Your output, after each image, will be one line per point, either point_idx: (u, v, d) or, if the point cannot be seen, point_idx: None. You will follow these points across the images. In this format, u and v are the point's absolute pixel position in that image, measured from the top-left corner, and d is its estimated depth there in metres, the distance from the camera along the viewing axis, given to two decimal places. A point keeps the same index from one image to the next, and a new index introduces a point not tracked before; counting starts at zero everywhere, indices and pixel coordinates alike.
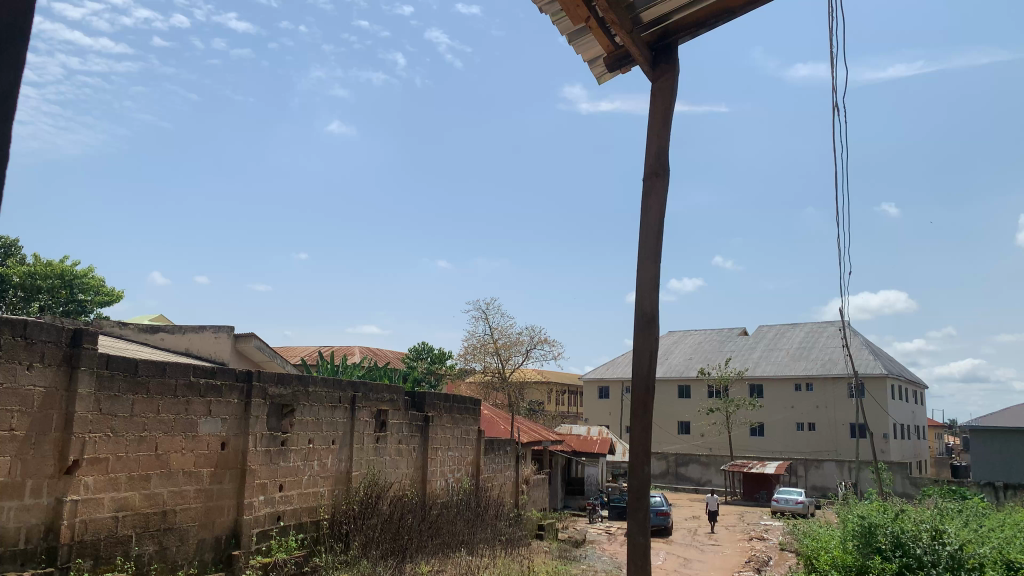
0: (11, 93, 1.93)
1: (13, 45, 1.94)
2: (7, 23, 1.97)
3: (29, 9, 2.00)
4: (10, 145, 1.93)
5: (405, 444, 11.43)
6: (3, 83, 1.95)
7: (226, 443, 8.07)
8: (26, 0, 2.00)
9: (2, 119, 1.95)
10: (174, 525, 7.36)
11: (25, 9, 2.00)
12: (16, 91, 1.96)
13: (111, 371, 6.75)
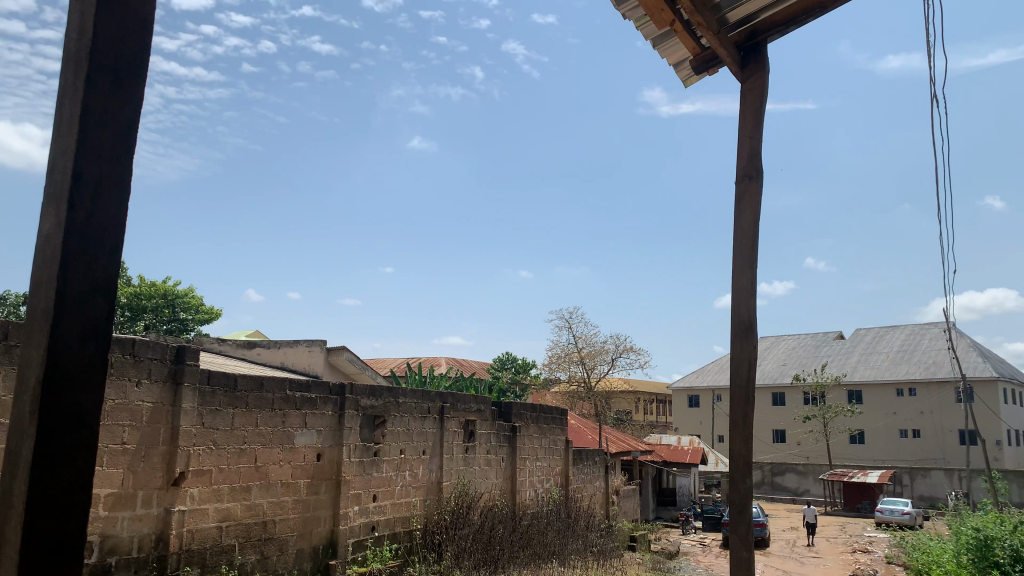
0: (129, 129, 1.92)
1: (132, 80, 1.92)
2: (130, 59, 1.95)
3: (146, 45, 1.98)
4: (128, 182, 1.91)
5: (494, 454, 11.47)
6: (124, 119, 1.93)
7: (321, 455, 8.27)
8: (145, 36, 1.98)
9: (124, 154, 1.93)
10: (274, 535, 7.59)
11: (144, 45, 1.98)
12: (135, 128, 1.95)
13: (213, 386, 7.02)
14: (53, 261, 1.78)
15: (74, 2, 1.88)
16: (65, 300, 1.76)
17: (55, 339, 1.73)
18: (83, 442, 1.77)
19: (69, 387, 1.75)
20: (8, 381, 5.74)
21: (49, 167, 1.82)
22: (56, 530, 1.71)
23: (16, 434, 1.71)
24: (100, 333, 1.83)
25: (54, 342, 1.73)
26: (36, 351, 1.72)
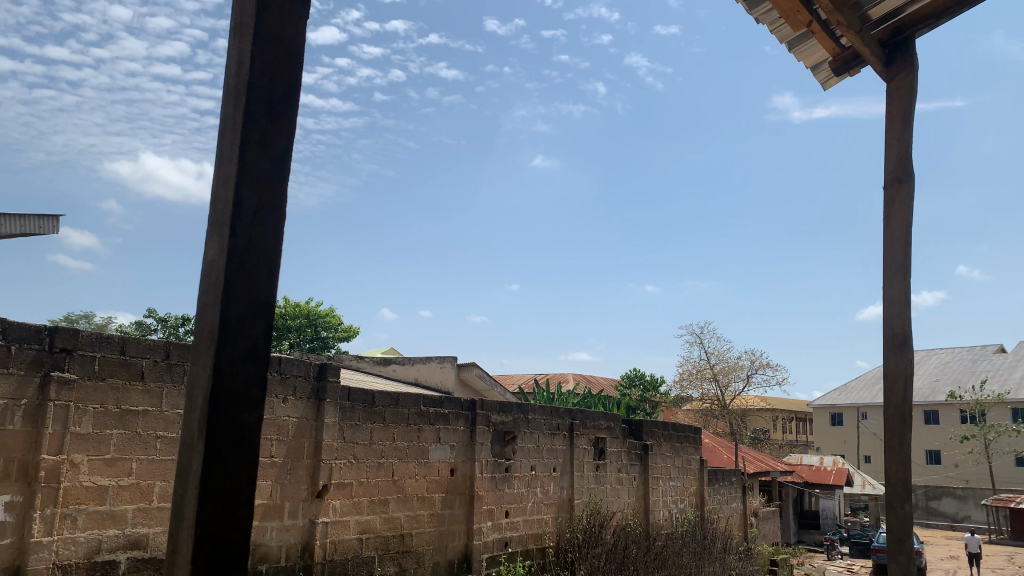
0: (283, 161, 2.02)
1: (286, 112, 2.02)
2: (283, 93, 2.05)
3: (297, 82, 2.09)
4: (282, 211, 2.01)
5: (625, 472, 11.32)
6: (277, 151, 2.04)
7: (455, 470, 8.42)
8: (297, 74, 2.10)
9: (280, 185, 2.03)
10: (411, 547, 7.78)
11: (295, 83, 2.09)
12: (288, 160, 2.05)
13: (353, 402, 7.29)
14: (216, 284, 1.90)
15: (232, 41, 2.01)
16: (227, 322, 1.87)
17: (220, 359, 1.84)
18: (245, 456, 1.87)
19: (232, 404, 1.85)
20: (172, 398, 6.20)
21: (213, 196, 1.95)
22: (222, 539, 1.81)
23: (187, 447, 1.83)
24: (260, 353, 1.93)
25: (218, 362, 1.84)
26: (202, 371, 1.84)
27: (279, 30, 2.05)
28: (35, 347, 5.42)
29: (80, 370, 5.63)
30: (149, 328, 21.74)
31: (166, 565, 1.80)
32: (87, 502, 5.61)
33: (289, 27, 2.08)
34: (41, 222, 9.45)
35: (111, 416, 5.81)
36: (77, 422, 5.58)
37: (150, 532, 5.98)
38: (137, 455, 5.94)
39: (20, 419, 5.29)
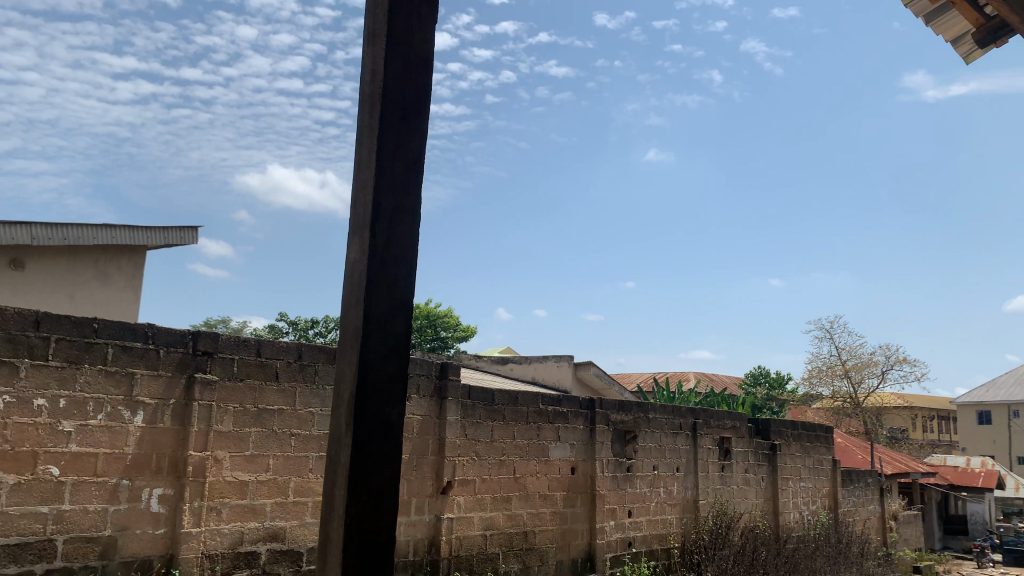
0: (418, 163, 2.06)
1: (419, 116, 2.06)
2: (416, 96, 2.09)
3: (428, 86, 2.13)
4: (417, 212, 2.05)
5: (752, 473, 10.97)
6: (412, 154, 2.08)
7: (576, 468, 8.41)
8: (427, 77, 2.13)
9: (415, 187, 2.08)
10: (535, 545, 7.83)
11: (427, 86, 2.13)
12: (422, 162, 2.09)
13: (474, 401, 7.40)
14: (358, 283, 1.96)
15: (366, 49, 2.07)
16: (369, 321, 1.92)
17: (364, 357, 1.90)
18: (390, 451, 1.92)
19: (376, 400, 1.91)
20: (304, 398, 6.48)
21: (354, 201, 2.02)
22: (369, 532, 1.86)
23: (336, 441, 1.90)
24: (402, 350, 1.97)
25: (361, 359, 1.89)
26: (348, 368, 1.90)
27: (410, 35, 2.09)
28: (180, 350, 5.79)
29: (221, 371, 5.96)
30: (281, 331, 22.84)
31: (320, 556, 1.87)
32: (230, 496, 5.94)
33: (419, 31, 2.12)
34: (182, 234, 10.11)
35: (250, 415, 6.12)
36: (219, 421, 5.92)
37: (288, 526, 6.27)
38: (274, 451, 6.25)
39: (169, 417, 5.67)
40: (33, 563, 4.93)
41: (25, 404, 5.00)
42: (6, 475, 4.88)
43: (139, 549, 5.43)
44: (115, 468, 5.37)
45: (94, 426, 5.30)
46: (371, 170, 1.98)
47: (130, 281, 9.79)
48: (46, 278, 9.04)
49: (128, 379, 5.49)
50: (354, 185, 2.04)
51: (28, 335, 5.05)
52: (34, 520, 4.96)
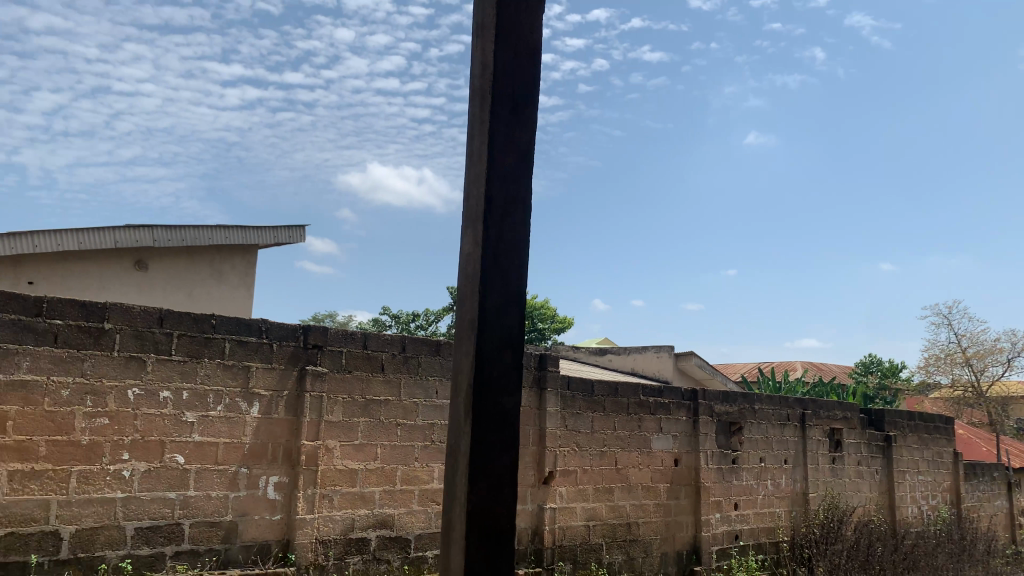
0: (528, 153, 2.09)
1: (528, 106, 2.09)
2: (524, 87, 2.12)
3: (536, 77, 2.16)
4: (527, 202, 2.09)
5: (866, 465, 10.55)
6: (521, 145, 2.11)
7: (678, 460, 8.30)
8: (534, 67, 2.16)
9: (524, 177, 2.11)
10: (639, 536, 7.78)
11: (534, 76, 2.15)
12: (531, 152, 2.12)
13: (573, 392, 7.40)
14: (471, 276, 2.01)
15: (476, 43, 2.11)
16: (484, 311, 1.97)
17: (480, 348, 1.95)
18: (507, 441, 1.96)
19: (492, 391, 1.96)
20: (408, 389, 6.64)
21: (466, 194, 2.07)
22: (490, 520, 1.91)
23: (455, 431, 1.96)
24: (516, 340, 2.01)
25: (477, 350, 1.95)
26: (465, 359, 1.96)
27: (517, 26, 2.12)
28: (292, 344, 6.03)
29: (329, 363, 6.18)
30: (385, 324, 23.49)
31: (442, 542, 1.94)
32: (341, 484, 6.15)
33: (526, 21, 2.14)
34: (290, 233, 10.53)
35: (358, 406, 6.32)
36: (329, 411, 6.14)
37: (396, 513, 6.46)
38: (381, 441, 6.43)
39: (282, 408, 5.92)
40: (163, 545, 5.26)
41: (152, 396, 5.32)
42: (137, 462, 5.21)
43: (258, 534, 5.71)
44: (234, 456, 5.66)
45: (215, 417, 5.59)
46: (482, 163, 2.01)
47: (244, 279, 10.27)
48: (168, 278, 9.59)
49: (244, 372, 5.76)
50: (466, 177, 2.09)
51: (153, 331, 5.37)
52: (163, 505, 5.29)
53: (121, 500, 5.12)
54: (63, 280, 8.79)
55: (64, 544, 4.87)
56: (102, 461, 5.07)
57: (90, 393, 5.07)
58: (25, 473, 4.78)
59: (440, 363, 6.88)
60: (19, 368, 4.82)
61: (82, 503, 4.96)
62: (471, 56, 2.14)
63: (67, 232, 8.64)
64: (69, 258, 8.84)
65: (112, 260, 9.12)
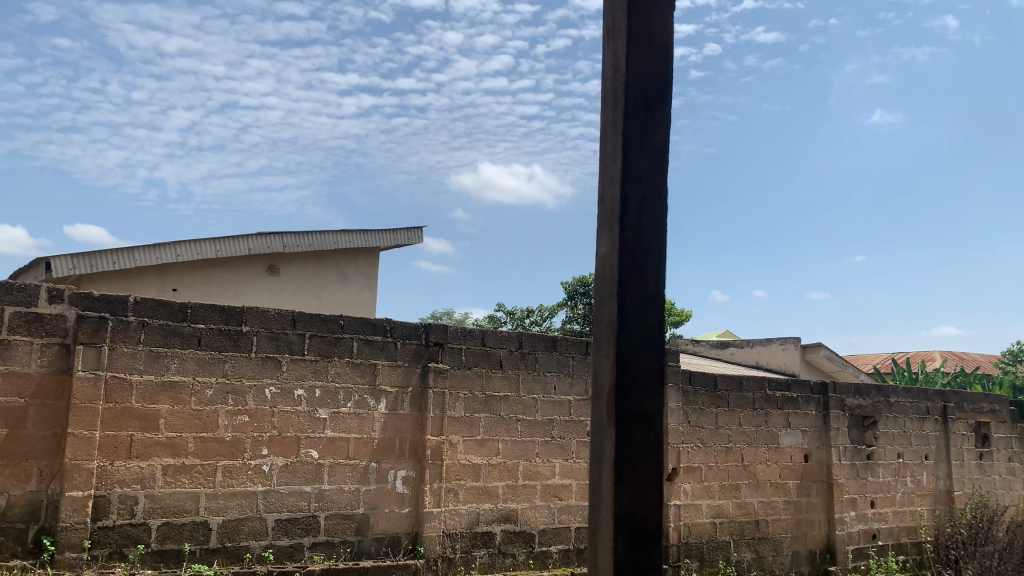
0: (663, 151, 2.38)
1: (661, 106, 2.37)
2: (658, 88, 2.41)
3: (670, 75, 2.43)
4: (662, 196, 2.37)
5: (1017, 462, 9.83)
6: (657, 144, 2.40)
7: (809, 456, 8.00)
8: (667, 68, 2.43)
9: (661, 172, 2.39)
10: (768, 535, 7.56)
11: (667, 75, 2.43)
12: (666, 149, 2.41)
13: (695, 387, 7.25)
14: (611, 277, 2.34)
15: (608, 45, 2.42)
16: (624, 314, 2.29)
17: (621, 350, 2.28)
18: (651, 440, 2.28)
19: (634, 391, 2.28)
20: (527, 384, 6.70)
21: (604, 195, 2.39)
22: (636, 519, 2.25)
23: (601, 433, 2.32)
24: (655, 341, 2.32)
25: (619, 353, 2.27)
26: (608, 361, 2.30)
27: (648, 30, 2.41)
28: (415, 342, 6.20)
29: (451, 360, 6.32)
30: (501, 320, 23.71)
31: (594, 536, 2.31)
32: (465, 479, 6.28)
33: (656, 26, 2.43)
34: (408, 234, 10.84)
35: (479, 401, 6.43)
36: (452, 407, 6.28)
37: (519, 508, 6.54)
38: (503, 436, 6.52)
39: (408, 405, 6.10)
40: (301, 536, 5.53)
41: (288, 394, 5.60)
42: (276, 457, 5.50)
43: (389, 526, 5.92)
44: (364, 451, 5.88)
45: (345, 414, 5.83)
46: (617, 166, 2.33)
47: (367, 280, 10.64)
48: (296, 281, 10.07)
49: (371, 369, 5.97)
50: (603, 178, 2.41)
51: (287, 333, 5.63)
52: (300, 498, 5.56)
53: (263, 493, 5.42)
54: (203, 286, 9.39)
55: (213, 533, 5.20)
56: (244, 456, 5.39)
57: (232, 392, 5.39)
58: (177, 467, 5.14)
59: (558, 358, 6.91)
60: (169, 369, 5.17)
61: (228, 495, 5.29)
62: (604, 57, 2.45)
63: (205, 241, 9.22)
64: (207, 265, 9.44)
65: (245, 266, 9.67)
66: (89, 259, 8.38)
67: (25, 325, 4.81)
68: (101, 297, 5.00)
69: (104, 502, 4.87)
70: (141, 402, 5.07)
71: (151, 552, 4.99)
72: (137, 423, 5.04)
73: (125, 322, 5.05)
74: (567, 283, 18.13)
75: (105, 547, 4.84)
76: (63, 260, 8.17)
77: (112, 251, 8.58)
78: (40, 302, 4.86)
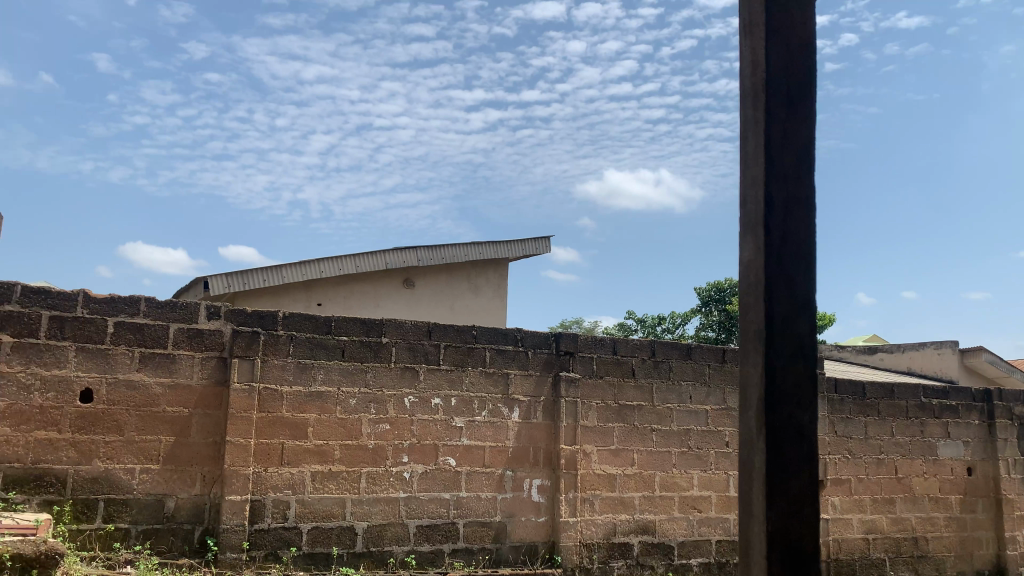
0: (809, 146, 2.32)
1: (805, 101, 2.32)
2: (802, 82, 2.35)
3: (813, 67, 2.37)
4: (809, 194, 2.31)
5: None
6: (802, 140, 2.35)
7: (972, 469, 7.42)
8: (810, 61, 2.38)
9: (807, 169, 2.34)
10: (928, 553, 7.06)
11: (811, 68, 2.37)
12: (812, 145, 2.35)
13: (841, 395, 6.86)
14: (756, 283, 2.29)
15: (745, 41, 2.37)
16: (772, 322, 2.24)
17: (770, 361, 2.22)
18: (805, 454, 2.22)
19: (786, 403, 2.22)
20: (662, 394, 6.58)
21: (745, 197, 2.34)
22: (792, 537, 2.18)
23: (749, 446, 2.26)
24: (806, 349, 2.25)
25: (767, 363, 2.22)
26: (755, 371, 2.25)
27: (788, 22, 2.35)
28: (546, 351, 6.22)
29: (583, 369, 6.30)
30: (632, 328, 23.46)
31: (745, 553, 2.25)
32: (601, 489, 6.24)
33: (798, 18, 2.37)
34: (537, 244, 10.93)
35: (613, 410, 6.37)
36: (585, 417, 6.25)
37: (657, 519, 6.42)
38: (638, 446, 6.43)
39: (541, 414, 6.13)
40: (441, 542, 5.66)
41: (426, 403, 5.75)
42: (416, 465, 5.67)
43: (526, 535, 5.95)
44: (500, 460, 5.95)
45: (480, 422, 5.92)
46: (761, 166, 2.28)
47: (498, 291, 10.81)
48: (431, 293, 10.36)
49: (504, 379, 6.04)
50: (743, 178, 2.36)
51: (423, 343, 5.79)
52: (439, 505, 5.69)
53: (404, 499, 5.59)
54: (345, 300, 9.85)
55: (359, 538, 5.41)
56: (386, 463, 5.58)
57: (373, 401, 5.60)
58: (324, 474, 5.38)
59: (693, 367, 6.75)
60: (315, 380, 5.44)
61: (371, 501, 5.49)
62: (741, 54, 2.41)
63: (345, 257, 9.65)
64: (348, 280, 9.88)
65: (383, 280, 10.05)
66: (242, 277, 8.97)
67: (187, 340, 5.18)
68: (253, 312, 5.33)
69: (260, 506, 5.17)
70: (292, 411, 5.35)
71: (303, 555, 5.25)
72: (288, 431, 5.32)
73: (275, 336, 5.36)
74: (700, 289, 17.74)
75: (262, 549, 5.13)
76: (219, 279, 8.77)
77: (263, 269, 9.14)
78: (200, 318, 5.22)
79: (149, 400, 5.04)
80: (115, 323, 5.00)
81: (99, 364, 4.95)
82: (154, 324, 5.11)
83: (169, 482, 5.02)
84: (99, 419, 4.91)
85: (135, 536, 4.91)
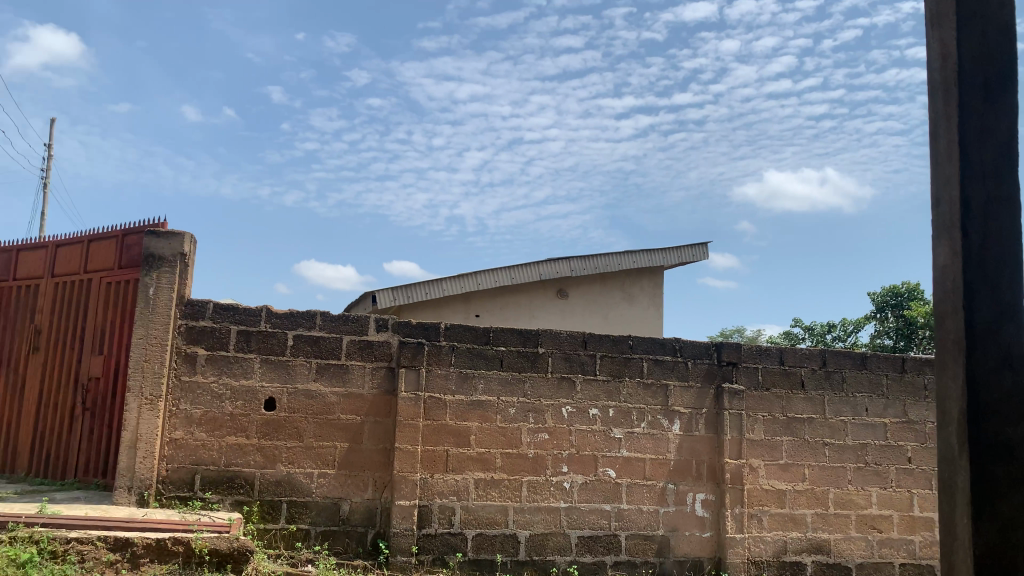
0: (1012, 139, 2.15)
1: (1005, 91, 2.16)
2: (1001, 71, 2.19)
3: (1013, 54, 2.21)
4: (1012, 191, 2.15)
5: None
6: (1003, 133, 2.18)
7: None
8: (1010, 48, 2.21)
9: (1010, 164, 2.18)
10: None
11: (1010, 54, 2.21)
12: (1015, 138, 2.18)
13: None
14: (955, 289, 2.15)
15: (933, 33, 2.25)
16: (974, 330, 2.10)
17: (972, 371, 2.08)
18: (1016, 474, 2.06)
19: (992, 420, 2.07)
20: (834, 406, 6.22)
21: (938, 198, 2.21)
22: (1002, 564, 2.02)
23: (949, 464, 2.13)
24: (1015, 360, 2.09)
25: (969, 375, 2.08)
26: (955, 383, 2.12)
27: (982, 9, 2.21)
28: (707, 361, 6.05)
29: (747, 380, 6.08)
30: (799, 336, 22.33)
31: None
32: (770, 505, 5.98)
33: (993, 3, 2.21)
34: (694, 250, 10.66)
35: (781, 423, 6.09)
36: (751, 429, 6.02)
37: (832, 538, 6.07)
38: (809, 461, 6.11)
39: (703, 426, 5.97)
40: (604, 554, 5.63)
41: (584, 413, 5.75)
42: (576, 475, 5.67)
43: (691, 549, 5.80)
44: (661, 472, 5.84)
45: (640, 433, 5.84)
46: (955, 163, 2.15)
47: (653, 300, 10.65)
48: (586, 303, 10.37)
49: (663, 390, 5.93)
50: (935, 179, 2.24)
51: (580, 353, 5.80)
52: (601, 516, 5.67)
53: (565, 509, 5.61)
54: (502, 311, 10.07)
55: (522, 546, 5.48)
56: (547, 472, 5.62)
57: (532, 410, 5.67)
58: (487, 481, 5.50)
59: (868, 378, 6.34)
60: (476, 389, 5.58)
61: (533, 510, 5.55)
62: (929, 47, 2.29)
63: (501, 269, 9.85)
64: (505, 291, 10.08)
65: (538, 291, 10.18)
66: (405, 291, 9.36)
67: (358, 351, 5.47)
68: (417, 324, 5.54)
69: (427, 512, 5.36)
70: (455, 419, 5.51)
71: (469, 560, 5.38)
72: (452, 439, 5.48)
73: (437, 347, 5.55)
74: (874, 294, 16.63)
75: (430, 553, 5.32)
76: (385, 293, 9.21)
77: (424, 282, 9.51)
78: (369, 331, 5.49)
79: (325, 408, 5.36)
80: (294, 336, 5.37)
81: (281, 375, 5.32)
82: (329, 336, 5.43)
83: (344, 487, 5.31)
84: (282, 426, 5.28)
85: (315, 537, 5.23)
